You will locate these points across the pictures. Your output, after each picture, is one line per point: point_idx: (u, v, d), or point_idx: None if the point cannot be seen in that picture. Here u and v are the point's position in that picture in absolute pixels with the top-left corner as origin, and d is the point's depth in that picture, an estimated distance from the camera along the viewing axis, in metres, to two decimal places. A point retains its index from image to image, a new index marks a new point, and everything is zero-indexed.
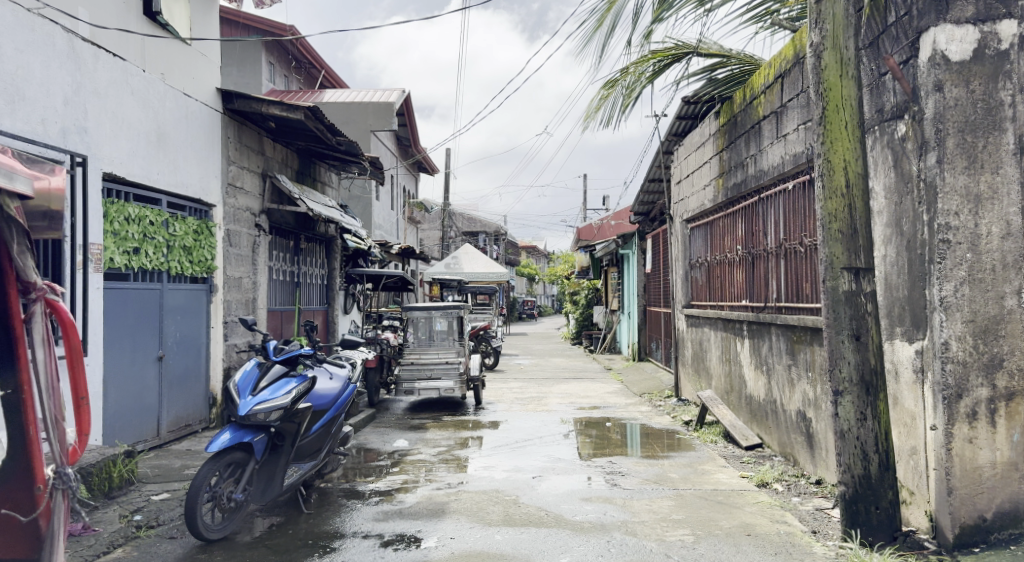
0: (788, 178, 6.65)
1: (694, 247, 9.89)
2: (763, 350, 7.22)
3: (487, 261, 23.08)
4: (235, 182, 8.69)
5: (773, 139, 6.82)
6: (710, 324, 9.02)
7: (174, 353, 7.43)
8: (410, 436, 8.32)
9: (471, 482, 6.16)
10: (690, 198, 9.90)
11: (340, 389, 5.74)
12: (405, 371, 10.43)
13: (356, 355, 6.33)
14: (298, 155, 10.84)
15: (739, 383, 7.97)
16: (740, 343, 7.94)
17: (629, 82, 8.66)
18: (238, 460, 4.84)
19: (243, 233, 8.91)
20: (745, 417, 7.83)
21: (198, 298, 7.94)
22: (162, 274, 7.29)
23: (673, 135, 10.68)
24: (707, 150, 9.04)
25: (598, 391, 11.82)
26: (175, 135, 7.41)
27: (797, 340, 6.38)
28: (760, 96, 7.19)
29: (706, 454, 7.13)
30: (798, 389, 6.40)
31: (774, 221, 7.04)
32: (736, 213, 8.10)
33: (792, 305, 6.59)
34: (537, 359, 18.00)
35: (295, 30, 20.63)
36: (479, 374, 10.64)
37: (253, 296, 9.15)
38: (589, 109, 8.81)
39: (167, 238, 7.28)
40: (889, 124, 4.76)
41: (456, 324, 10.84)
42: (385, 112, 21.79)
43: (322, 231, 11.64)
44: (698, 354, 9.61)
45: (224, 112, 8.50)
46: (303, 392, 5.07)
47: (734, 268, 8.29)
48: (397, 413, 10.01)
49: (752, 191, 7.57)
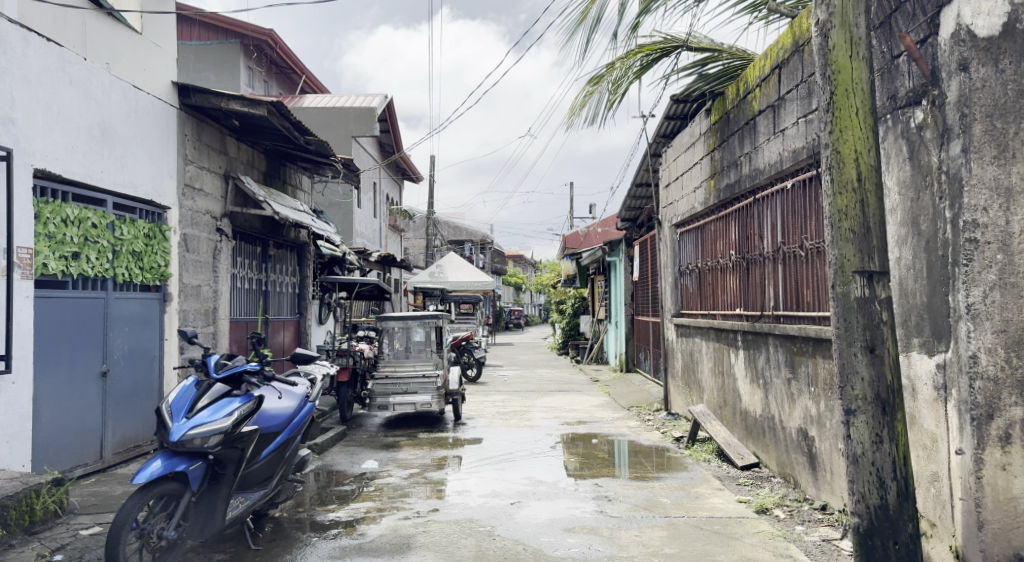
0: (787, 177, 6.16)
1: (684, 252, 9.39)
2: (759, 362, 6.71)
3: (471, 270, 22.55)
4: (192, 183, 8.15)
5: (770, 135, 6.32)
6: (702, 334, 8.51)
7: (120, 368, 6.82)
8: (381, 455, 7.74)
9: (443, 510, 5.58)
10: (680, 201, 9.39)
11: (296, 408, 5.18)
12: (378, 385, 9.83)
13: (317, 370, 5.74)
14: (266, 156, 10.28)
15: (733, 398, 7.44)
16: (733, 354, 7.43)
17: (615, 77, 8.16)
18: (172, 492, 4.25)
19: (202, 238, 8.36)
20: (739, 434, 7.31)
21: (151, 308, 7.35)
22: (107, 282, 6.69)
23: (661, 136, 10.21)
24: (698, 150, 8.55)
25: (583, 405, 11.28)
26: (123, 131, 6.84)
27: (797, 352, 5.88)
28: (755, 90, 6.69)
29: (699, 475, 6.59)
30: (800, 405, 5.88)
31: (771, 223, 6.55)
32: (728, 215, 7.61)
33: (790, 313, 6.09)
34: (521, 371, 17.44)
35: (273, 34, 20.11)
36: (458, 387, 10.07)
37: (213, 305, 8.57)
38: (573, 107, 8.31)
39: (112, 243, 6.70)
40: (904, 111, 4.27)
41: (435, 335, 10.21)
42: (367, 118, 21.28)
43: (293, 237, 11.04)
44: (688, 366, 9.09)
45: (181, 108, 7.94)
46: (246, 414, 4.46)
47: (727, 275, 7.78)
48: (370, 430, 9.41)
49: (746, 192, 7.07)
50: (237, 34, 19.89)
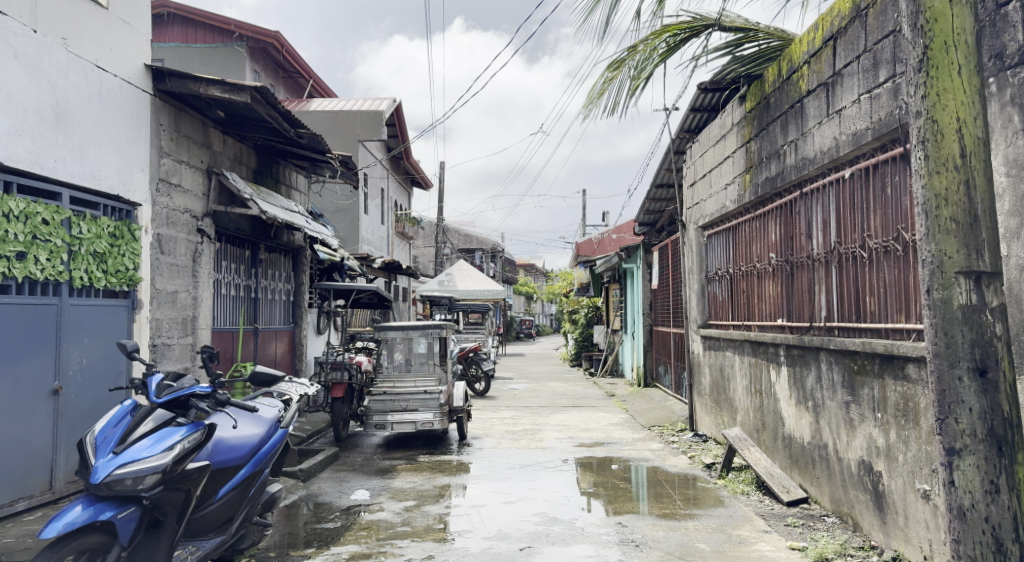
0: (843, 166, 5.29)
1: (713, 257, 8.52)
2: (808, 381, 5.82)
3: (481, 278, 21.76)
4: (168, 178, 7.37)
5: (822, 118, 5.45)
6: (734, 348, 7.61)
7: (77, 385, 6.00)
8: (375, 483, 6.88)
9: (441, 558, 4.72)
10: (708, 201, 8.52)
11: (264, 436, 4.36)
12: (375, 402, 8.91)
13: (292, 390, 4.89)
14: (256, 152, 9.51)
15: (774, 421, 6.54)
16: (774, 371, 6.53)
17: (639, 61, 7.31)
18: (97, 546, 3.39)
19: (179, 239, 7.61)
20: (782, 462, 6.41)
21: (117, 316, 6.54)
22: (63, 286, 5.89)
23: (686, 130, 9.35)
24: (729, 143, 7.67)
25: (600, 423, 10.38)
26: (82, 115, 6.05)
27: (858, 370, 5.00)
28: (801, 68, 5.82)
29: (739, 513, 5.69)
30: (862, 433, 4.98)
31: (820, 221, 5.67)
32: (767, 214, 6.75)
33: (848, 325, 5.21)
34: (532, 384, 16.54)
35: (280, 37, 19.40)
36: (463, 404, 9.20)
37: (192, 314, 7.82)
38: (591, 95, 7.44)
39: (67, 242, 5.89)
40: (1015, 71, 3.40)
41: (438, 346, 9.42)
42: (374, 121, 20.57)
43: (286, 241, 10.25)
44: (718, 383, 8.19)
45: (155, 95, 7.15)
46: (191, 447, 3.62)
47: (765, 281, 6.90)
48: (366, 451, 8.56)
49: (791, 185, 6.16)
50: (243, 36, 19.05)
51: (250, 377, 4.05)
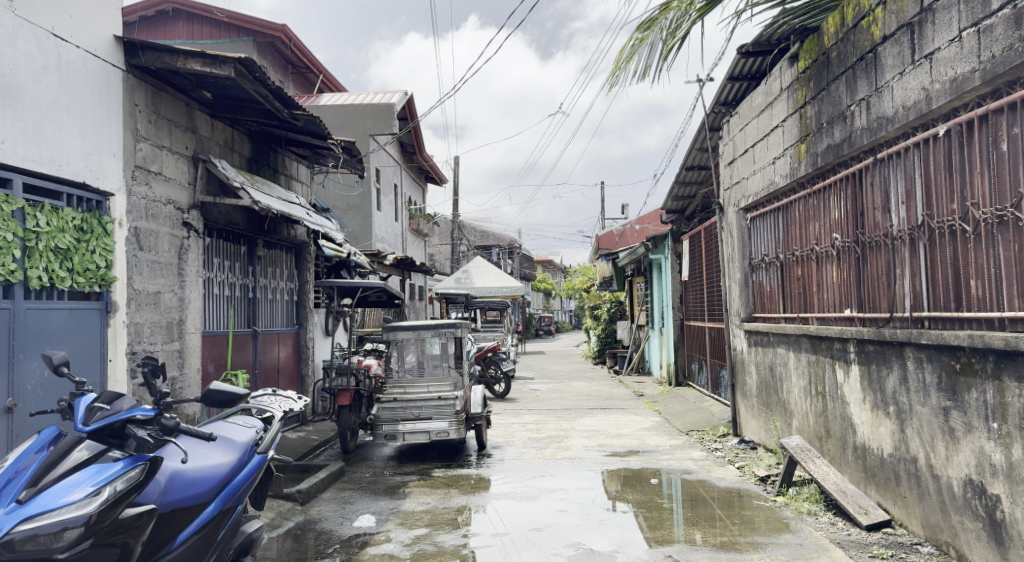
0: (936, 122, 4.36)
1: (758, 241, 7.59)
2: (889, 382, 4.91)
3: (498, 274, 20.91)
4: (147, 165, 6.59)
5: (905, 67, 4.53)
6: (787, 343, 6.71)
7: (37, 401, 5.21)
8: (384, 505, 6.06)
9: None
10: (751, 179, 7.58)
11: (237, 465, 3.59)
12: (385, 410, 8.04)
13: (274, 406, 4.10)
14: (250, 139, 8.71)
15: (842, 429, 5.64)
16: (841, 370, 5.62)
17: (672, 18, 6.44)
18: None
19: (162, 234, 6.83)
20: (854, 476, 5.49)
21: (88, 321, 5.75)
22: (18, 288, 5.11)
23: (722, 103, 8.43)
24: (778, 111, 6.75)
25: (632, 427, 9.49)
26: (36, 91, 5.26)
27: (961, 369, 4.11)
28: (874, 11, 4.88)
29: (811, 540, 4.80)
30: (968, 446, 4.07)
31: (900, 191, 4.77)
32: (828, 188, 5.84)
33: (945, 315, 4.30)
34: (554, 384, 15.64)
35: (287, 30, 18.44)
36: (482, 410, 8.32)
37: (178, 317, 7.06)
38: (618, 60, 6.55)
39: (21, 237, 5.10)
40: None
41: (453, 347, 8.57)
42: (385, 114, 19.76)
43: (287, 235, 9.44)
44: (767, 383, 7.27)
45: (128, 71, 6.34)
46: (125, 490, 2.80)
47: (825, 265, 6.00)
48: (375, 466, 7.73)
49: (861, 151, 5.24)
50: (249, 30, 18.20)
51: (204, 397, 3.22)
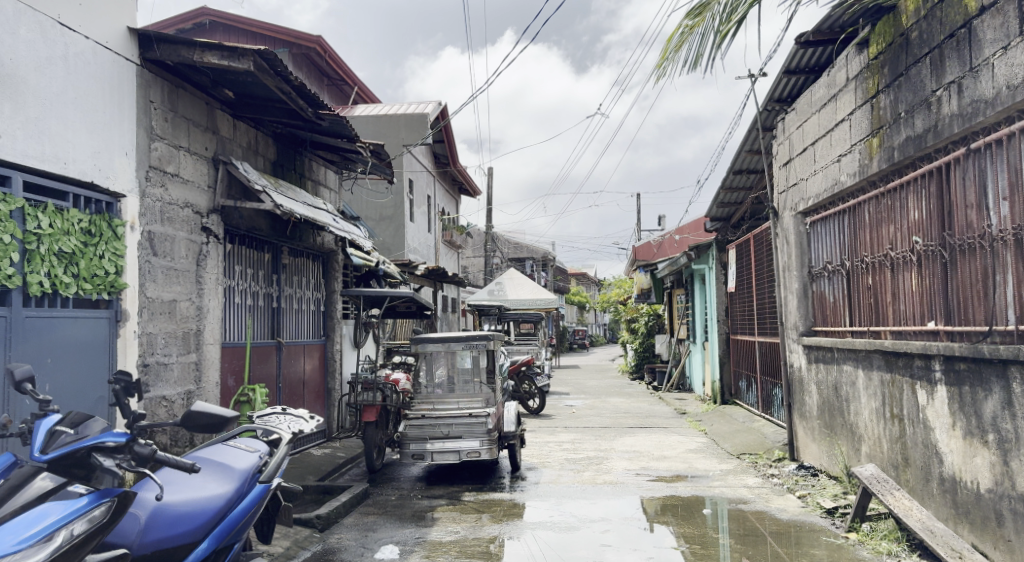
0: None
1: (819, 248, 6.96)
2: (989, 405, 4.24)
3: (533, 286, 20.38)
4: (163, 165, 6.21)
5: (1010, 40, 3.92)
6: (855, 360, 6.05)
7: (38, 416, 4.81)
8: (409, 534, 5.54)
9: None
10: (811, 180, 6.96)
11: (235, 497, 3.10)
12: (413, 428, 7.52)
13: (282, 427, 3.62)
14: (275, 141, 8.33)
15: (925, 457, 4.99)
16: (924, 390, 4.96)
17: (726, 4, 5.89)
18: None
19: (179, 239, 6.44)
20: (940, 512, 4.83)
21: (95, 330, 5.35)
22: (17, 294, 4.71)
23: (776, 100, 7.82)
24: (844, 105, 6.14)
25: (677, 448, 8.84)
26: (38, 82, 4.89)
27: None
28: None
29: None
30: None
31: (1002, 185, 4.14)
32: (906, 185, 5.21)
33: None
34: (591, 400, 15.00)
35: (323, 41, 18.24)
36: (516, 429, 7.76)
37: (195, 328, 6.65)
38: (667, 49, 6.02)
39: (20, 238, 4.70)
40: None
41: (485, 361, 8.04)
42: (420, 124, 19.44)
43: (313, 242, 9.04)
44: (831, 404, 6.61)
45: (143, 65, 5.97)
46: (84, 533, 2.37)
47: (902, 273, 5.36)
48: (402, 488, 7.22)
49: (950, 142, 4.61)
50: (284, 41, 18.05)
51: (184, 421, 2.76)
